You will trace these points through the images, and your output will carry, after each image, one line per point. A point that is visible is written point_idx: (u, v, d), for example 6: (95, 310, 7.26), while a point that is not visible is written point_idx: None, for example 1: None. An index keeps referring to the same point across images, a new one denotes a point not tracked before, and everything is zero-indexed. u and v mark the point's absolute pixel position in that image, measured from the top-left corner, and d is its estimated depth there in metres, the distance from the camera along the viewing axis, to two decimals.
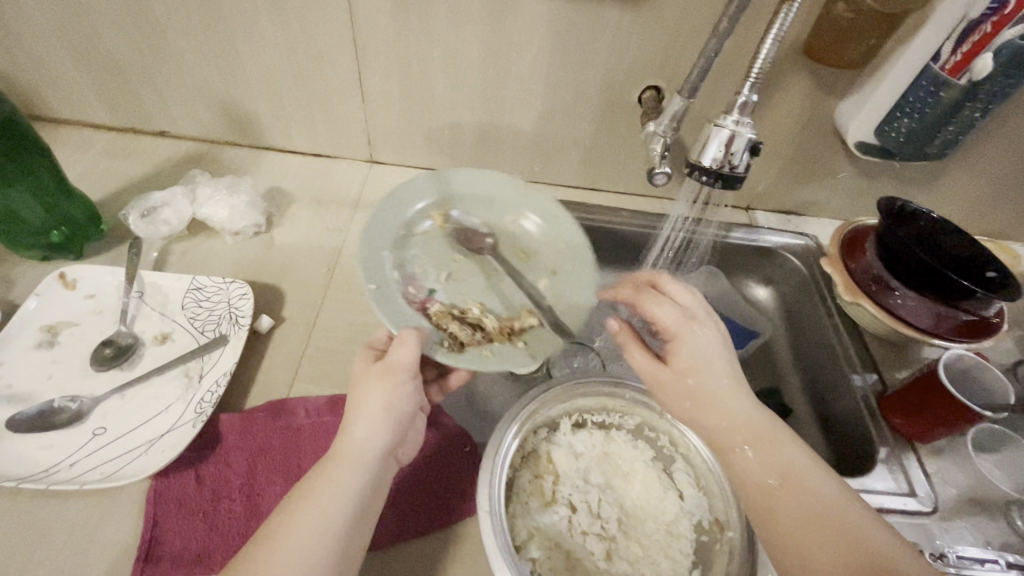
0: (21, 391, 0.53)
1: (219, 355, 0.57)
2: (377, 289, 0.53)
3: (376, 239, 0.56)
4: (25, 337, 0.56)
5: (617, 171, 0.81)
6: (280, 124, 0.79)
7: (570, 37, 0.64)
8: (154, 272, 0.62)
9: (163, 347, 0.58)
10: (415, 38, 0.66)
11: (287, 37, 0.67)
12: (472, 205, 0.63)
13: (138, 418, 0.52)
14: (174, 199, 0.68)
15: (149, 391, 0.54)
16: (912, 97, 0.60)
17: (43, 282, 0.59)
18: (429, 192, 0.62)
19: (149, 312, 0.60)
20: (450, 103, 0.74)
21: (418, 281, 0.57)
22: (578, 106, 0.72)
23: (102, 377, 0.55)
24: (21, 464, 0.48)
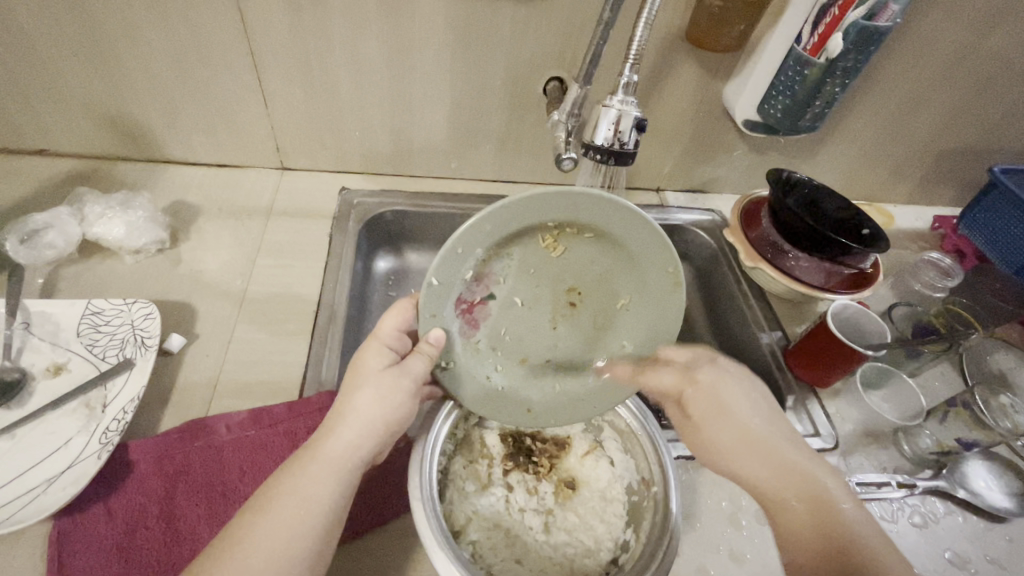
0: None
1: (125, 382, 0.53)
2: (437, 288, 0.44)
3: (478, 235, 0.43)
4: None
5: (533, 161, 0.84)
6: (176, 135, 0.74)
7: (470, 32, 0.66)
8: (41, 301, 0.57)
9: (58, 378, 0.54)
10: (314, 40, 0.65)
11: (173, 40, 0.64)
12: (603, 249, 0.49)
13: (31, 459, 0.47)
14: (59, 220, 0.63)
15: (44, 429, 0.50)
16: (783, 76, 0.67)
17: None
18: (580, 216, 0.45)
19: (38, 344, 0.55)
20: (358, 105, 0.73)
21: (488, 279, 0.49)
22: (486, 101, 0.74)
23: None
24: None
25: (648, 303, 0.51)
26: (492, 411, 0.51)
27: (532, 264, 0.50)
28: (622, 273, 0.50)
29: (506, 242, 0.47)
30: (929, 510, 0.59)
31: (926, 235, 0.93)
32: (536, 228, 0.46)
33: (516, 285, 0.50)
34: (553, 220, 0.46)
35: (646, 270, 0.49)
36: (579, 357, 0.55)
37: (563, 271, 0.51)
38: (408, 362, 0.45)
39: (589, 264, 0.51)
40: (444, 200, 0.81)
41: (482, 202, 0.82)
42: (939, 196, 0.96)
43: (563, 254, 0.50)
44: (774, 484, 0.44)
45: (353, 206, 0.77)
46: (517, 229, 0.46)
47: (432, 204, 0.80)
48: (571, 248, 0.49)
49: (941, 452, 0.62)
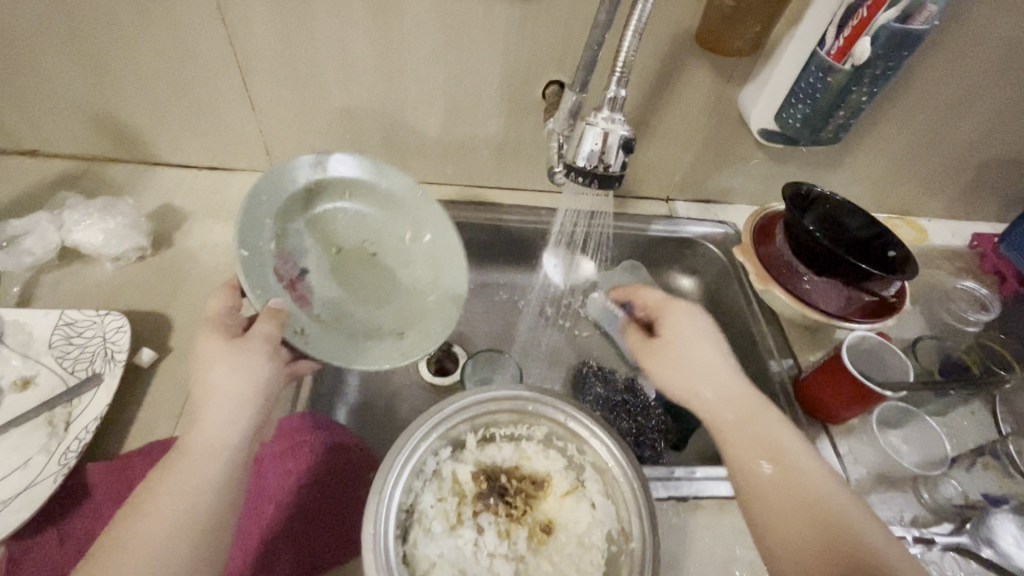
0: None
1: (91, 399, 0.52)
2: (249, 256, 0.51)
3: (259, 204, 0.54)
4: None
5: (534, 167, 0.79)
6: (164, 136, 0.72)
7: (462, 32, 0.62)
8: (17, 312, 0.56)
9: (26, 393, 0.53)
10: (299, 41, 0.62)
11: (156, 40, 0.61)
12: (371, 204, 0.63)
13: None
14: (38, 225, 0.61)
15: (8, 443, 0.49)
16: (803, 84, 0.61)
17: None
18: (340, 174, 0.60)
19: (9, 356, 0.54)
20: (348, 107, 0.70)
21: (292, 259, 0.56)
22: (481, 104, 0.70)
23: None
24: None
25: (402, 207, 0.63)
26: (453, 429, 0.49)
27: (317, 235, 0.59)
28: (382, 233, 0.63)
29: (285, 217, 0.57)
30: (948, 569, 0.53)
31: (961, 253, 0.85)
32: (309, 195, 0.59)
33: (312, 264, 0.58)
34: (314, 184, 0.59)
35: (403, 206, 0.63)
36: (421, 318, 0.59)
37: (334, 241, 0.60)
38: (252, 330, 0.46)
39: (356, 229, 0.62)
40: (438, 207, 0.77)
41: (478, 210, 0.78)
42: (980, 210, 0.88)
43: (344, 228, 0.61)
44: (721, 418, 0.47)
45: None
46: (295, 198, 0.58)
47: None
48: (342, 217, 0.61)
49: (966, 504, 0.57)
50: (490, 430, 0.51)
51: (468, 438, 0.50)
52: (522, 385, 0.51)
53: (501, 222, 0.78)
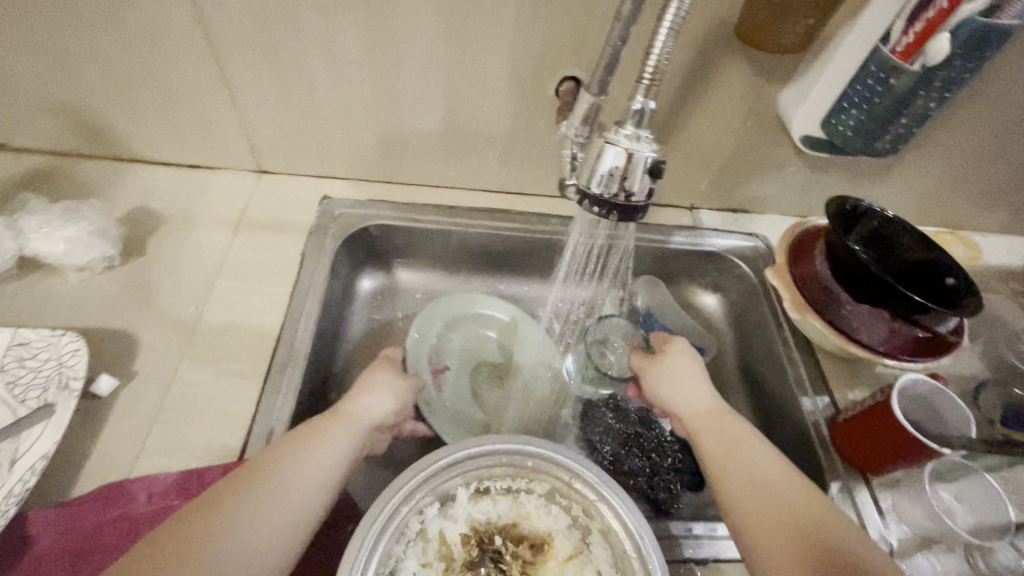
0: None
1: (40, 432, 0.46)
2: (415, 339, 0.63)
3: (449, 310, 0.67)
4: None
5: (544, 171, 0.72)
6: (139, 131, 0.66)
7: (464, 20, 0.54)
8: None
9: None
10: (280, 29, 0.55)
11: (121, 28, 0.55)
12: (524, 346, 0.67)
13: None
14: None
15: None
16: (860, 86, 0.52)
17: None
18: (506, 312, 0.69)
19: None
20: (337, 104, 0.63)
21: (443, 360, 0.65)
22: (485, 103, 0.63)
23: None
24: None
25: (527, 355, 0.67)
26: (443, 483, 0.43)
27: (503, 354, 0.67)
28: (519, 367, 0.67)
29: (454, 321, 0.67)
30: None
31: (1020, 274, 0.76)
32: (491, 318, 0.69)
33: (460, 378, 0.65)
34: (475, 306, 0.69)
35: (524, 373, 0.66)
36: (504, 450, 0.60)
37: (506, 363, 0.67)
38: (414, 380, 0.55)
39: (501, 352, 0.68)
40: (439, 214, 0.71)
41: (481, 219, 0.72)
42: None
43: (481, 345, 0.68)
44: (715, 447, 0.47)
45: (334, 219, 0.68)
46: (474, 318, 0.68)
47: (424, 219, 0.70)
48: (493, 343, 0.68)
49: None
50: (485, 483, 0.45)
51: (459, 491, 0.44)
52: (523, 436, 0.44)
53: (506, 233, 0.71)
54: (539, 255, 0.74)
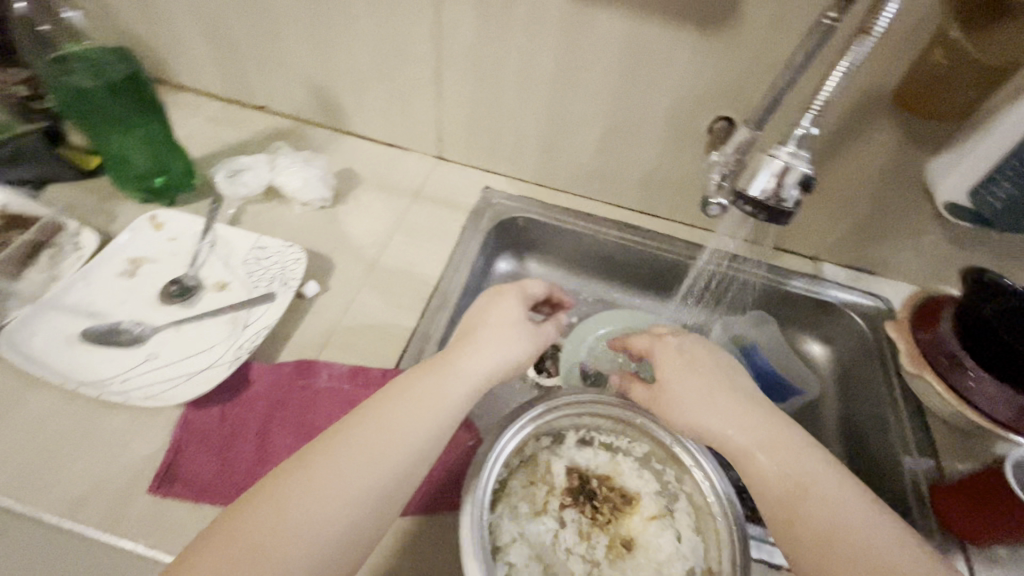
0: (101, 308, 0.60)
1: (265, 310, 0.61)
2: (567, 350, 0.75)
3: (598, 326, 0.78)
4: (112, 265, 0.63)
5: (681, 199, 0.79)
6: (360, 112, 0.83)
7: (643, 56, 0.64)
8: (227, 228, 0.68)
9: (219, 294, 0.63)
10: (494, 46, 0.69)
11: (379, 32, 0.72)
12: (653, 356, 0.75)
13: (183, 352, 0.57)
14: (257, 164, 0.73)
15: (197, 330, 0.59)
16: (1015, 161, 0.55)
17: (137, 221, 0.67)
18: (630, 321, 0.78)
19: (216, 262, 0.66)
20: (519, 113, 0.75)
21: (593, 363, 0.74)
22: (641, 130, 0.72)
23: (164, 307, 0.61)
24: (87, 372, 0.54)
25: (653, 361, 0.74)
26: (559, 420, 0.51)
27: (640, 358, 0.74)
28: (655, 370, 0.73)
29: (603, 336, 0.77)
30: None
31: None
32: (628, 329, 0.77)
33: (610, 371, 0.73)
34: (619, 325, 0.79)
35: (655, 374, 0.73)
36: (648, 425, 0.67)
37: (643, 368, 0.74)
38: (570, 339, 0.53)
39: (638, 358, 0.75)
40: (576, 218, 0.81)
41: (611, 229, 0.81)
42: None
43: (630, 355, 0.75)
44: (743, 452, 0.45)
45: (490, 206, 0.80)
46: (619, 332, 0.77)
47: (563, 219, 0.81)
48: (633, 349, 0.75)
49: None
50: (591, 433, 0.53)
51: (570, 433, 0.52)
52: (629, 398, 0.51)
53: (631, 245, 0.80)
54: (658, 272, 0.82)
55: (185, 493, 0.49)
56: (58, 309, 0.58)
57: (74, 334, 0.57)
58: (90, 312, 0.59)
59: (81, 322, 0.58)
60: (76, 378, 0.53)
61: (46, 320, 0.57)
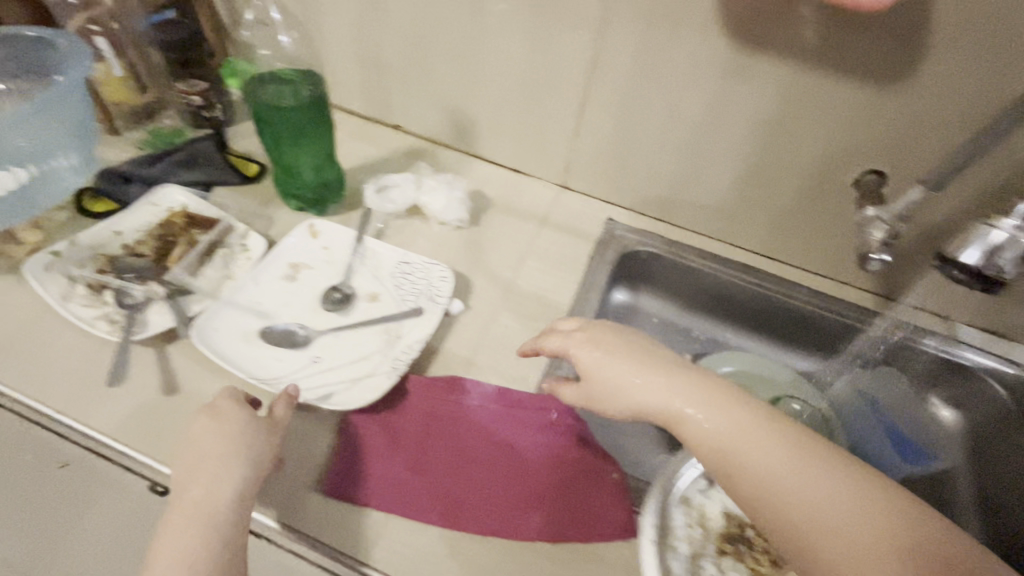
0: (268, 310, 0.64)
1: (415, 324, 0.64)
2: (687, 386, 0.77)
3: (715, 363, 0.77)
4: (275, 268, 0.68)
5: (812, 247, 0.78)
6: (492, 137, 0.87)
7: (801, 104, 0.65)
8: (375, 242, 0.72)
9: (371, 304, 0.67)
10: (646, 86, 0.71)
11: (531, 65, 0.75)
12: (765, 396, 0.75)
13: (344, 358, 0.61)
14: (405, 182, 0.77)
15: (354, 338, 0.63)
16: None
17: (297, 227, 0.71)
18: (745, 363, 0.77)
19: (365, 273, 0.70)
20: (656, 150, 0.77)
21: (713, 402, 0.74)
22: (782, 176, 0.73)
23: (322, 313, 0.65)
24: (262, 369, 0.59)
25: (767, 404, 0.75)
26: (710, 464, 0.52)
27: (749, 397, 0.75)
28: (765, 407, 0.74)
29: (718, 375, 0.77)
30: None
31: None
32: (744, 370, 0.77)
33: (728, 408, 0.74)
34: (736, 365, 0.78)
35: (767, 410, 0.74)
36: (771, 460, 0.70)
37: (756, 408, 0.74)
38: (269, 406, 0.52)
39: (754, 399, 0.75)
40: (699, 257, 0.81)
41: (734, 271, 0.80)
42: None
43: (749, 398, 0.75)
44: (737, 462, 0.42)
45: (614, 237, 0.82)
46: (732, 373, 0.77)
47: (686, 256, 0.81)
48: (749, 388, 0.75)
49: None
50: None
51: None
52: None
53: (754, 289, 0.79)
54: (780, 318, 0.80)
55: (357, 497, 0.52)
56: (233, 308, 0.63)
57: (250, 333, 0.61)
58: (260, 313, 0.64)
59: (254, 322, 0.63)
60: (255, 377, 0.58)
61: (225, 317, 0.62)
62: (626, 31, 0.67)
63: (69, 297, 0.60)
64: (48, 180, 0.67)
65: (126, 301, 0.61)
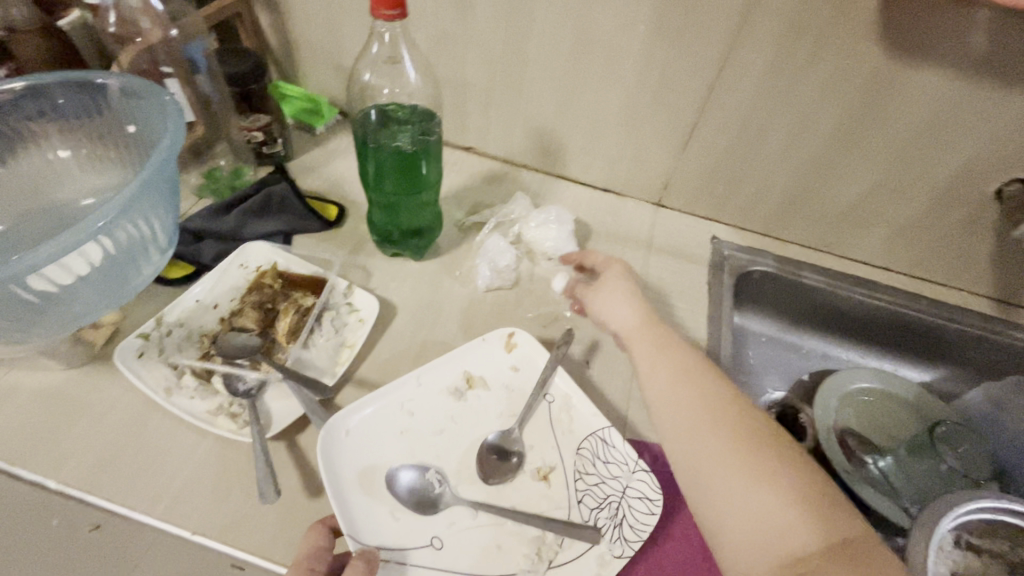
0: (416, 426, 0.53)
1: (581, 552, 0.46)
2: (827, 388, 0.74)
3: (849, 383, 0.74)
4: (446, 377, 0.56)
5: (934, 255, 0.75)
6: (584, 157, 0.80)
7: (956, 115, 0.61)
8: (572, 384, 0.56)
9: (536, 486, 0.51)
10: (775, 101, 0.65)
11: (642, 82, 0.69)
12: (893, 416, 0.73)
13: (469, 564, 0.46)
14: (496, 245, 0.68)
15: (495, 535, 0.47)
16: None
17: (497, 331, 0.60)
18: (877, 379, 0.74)
19: (542, 425, 0.54)
20: (774, 165, 0.72)
21: (841, 416, 0.72)
22: (913, 187, 0.69)
23: (472, 472, 0.51)
24: (369, 518, 0.47)
25: (884, 417, 0.73)
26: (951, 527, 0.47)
27: (872, 412, 0.73)
28: (893, 429, 0.72)
29: (850, 394, 0.74)
30: None
31: None
32: (873, 389, 0.74)
33: (855, 419, 0.72)
34: (868, 383, 0.75)
35: (894, 425, 0.73)
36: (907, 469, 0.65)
37: (886, 428, 0.72)
38: None
39: (883, 415, 0.73)
40: (814, 273, 0.77)
41: (858, 287, 0.76)
42: None
43: (878, 415, 0.73)
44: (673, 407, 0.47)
45: (724, 257, 0.77)
46: (869, 394, 0.74)
47: (801, 274, 0.77)
48: (883, 413, 0.73)
49: None
50: (965, 538, 0.48)
51: (949, 537, 0.47)
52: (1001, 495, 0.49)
53: (881, 305, 0.75)
54: (903, 335, 0.77)
55: None
56: (379, 406, 0.53)
57: (381, 461, 0.50)
58: (405, 429, 0.52)
59: (395, 443, 0.51)
60: (351, 531, 0.45)
61: (368, 417, 0.53)
62: (763, 44, 0.61)
63: (173, 390, 0.52)
64: (133, 257, 0.52)
65: (238, 388, 0.52)
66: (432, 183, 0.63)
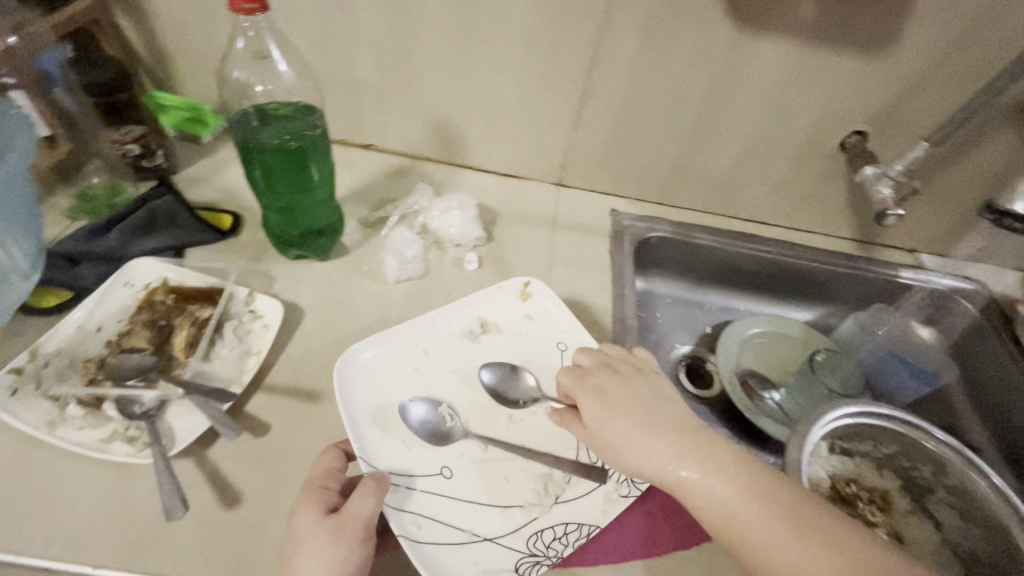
0: (428, 364, 0.58)
1: (588, 490, 0.50)
2: (725, 339, 0.80)
3: (747, 328, 0.82)
4: (462, 325, 0.61)
5: (802, 207, 0.84)
6: (483, 145, 0.83)
7: (800, 79, 0.68)
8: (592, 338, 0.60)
9: (541, 420, 0.55)
10: (648, 77, 0.71)
11: (527, 69, 0.72)
12: (790, 348, 0.81)
13: (482, 493, 0.49)
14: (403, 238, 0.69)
15: (507, 466, 0.51)
16: None
17: (513, 281, 0.65)
18: (767, 322, 0.82)
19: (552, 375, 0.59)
20: (657, 137, 0.78)
21: (742, 361, 0.79)
22: (776, 147, 0.77)
23: (492, 404, 0.56)
24: (382, 448, 0.50)
25: (781, 351, 0.81)
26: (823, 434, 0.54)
27: (769, 350, 0.81)
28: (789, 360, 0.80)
29: (745, 339, 0.81)
30: None
31: None
32: (765, 332, 0.82)
33: (755, 360, 0.80)
34: (761, 325, 0.82)
35: (791, 356, 0.81)
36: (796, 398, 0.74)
37: (783, 361, 0.80)
38: (350, 506, 0.42)
39: (778, 350, 0.81)
40: (706, 234, 0.83)
41: (744, 242, 0.83)
42: None
43: (776, 352, 0.81)
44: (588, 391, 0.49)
45: (624, 227, 0.82)
46: (770, 333, 0.82)
47: (695, 235, 0.83)
48: (780, 347, 0.81)
49: None
50: (835, 442, 0.57)
51: (823, 446, 0.56)
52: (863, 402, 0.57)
53: (766, 255, 0.83)
54: (786, 281, 0.85)
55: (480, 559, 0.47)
56: (389, 350, 0.58)
57: (392, 401, 0.54)
58: (418, 367, 0.57)
59: (409, 379, 0.56)
60: (363, 455, 0.49)
61: (379, 356, 0.57)
62: (630, 25, 0.66)
63: (57, 424, 0.49)
64: None
65: (133, 411, 0.50)
66: (326, 179, 0.63)
